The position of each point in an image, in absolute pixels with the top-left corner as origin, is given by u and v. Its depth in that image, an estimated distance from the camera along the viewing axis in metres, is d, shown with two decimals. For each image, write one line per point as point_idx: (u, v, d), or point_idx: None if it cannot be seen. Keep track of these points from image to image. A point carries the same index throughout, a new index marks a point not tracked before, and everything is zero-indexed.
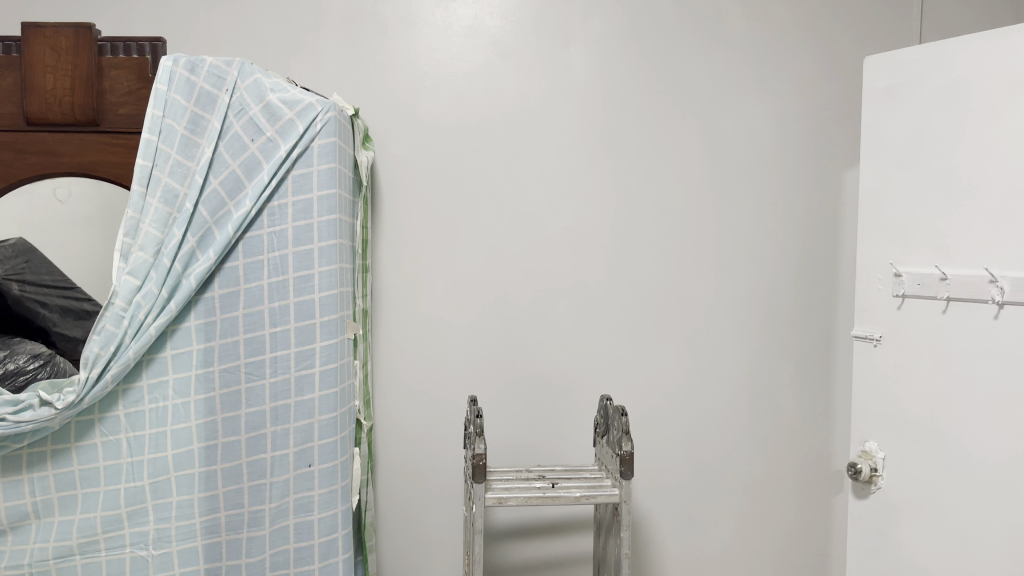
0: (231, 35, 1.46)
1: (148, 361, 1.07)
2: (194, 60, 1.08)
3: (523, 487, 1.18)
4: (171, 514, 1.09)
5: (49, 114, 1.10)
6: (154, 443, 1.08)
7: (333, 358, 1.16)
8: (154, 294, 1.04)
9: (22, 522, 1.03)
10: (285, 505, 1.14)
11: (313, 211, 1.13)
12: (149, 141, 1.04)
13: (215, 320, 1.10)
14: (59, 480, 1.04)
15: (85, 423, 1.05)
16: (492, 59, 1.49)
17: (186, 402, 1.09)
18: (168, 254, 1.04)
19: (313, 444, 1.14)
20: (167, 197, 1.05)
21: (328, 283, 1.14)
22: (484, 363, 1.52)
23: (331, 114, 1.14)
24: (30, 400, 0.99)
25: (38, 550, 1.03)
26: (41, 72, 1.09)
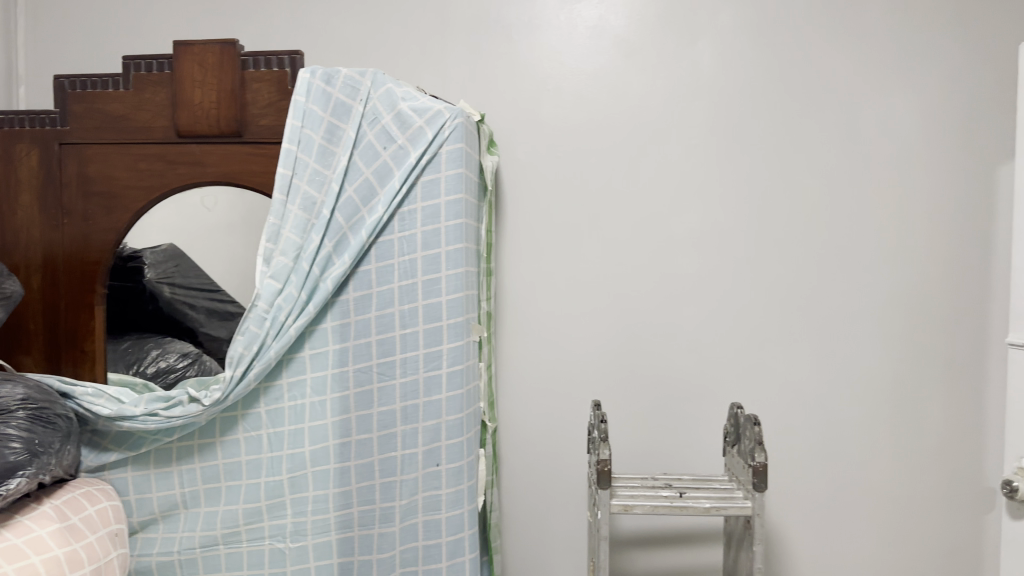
0: (363, 47, 1.50)
1: (288, 360, 1.13)
2: (330, 71, 1.12)
3: (649, 496, 1.16)
4: (307, 508, 1.14)
5: (197, 127, 1.14)
6: (293, 439, 1.14)
7: (460, 359, 1.15)
8: (294, 296, 1.09)
9: (173, 511, 1.15)
10: (414, 502, 1.15)
11: (441, 215, 1.14)
12: (289, 151, 1.10)
13: (350, 321, 1.14)
14: (205, 472, 1.14)
15: (230, 418, 1.14)
16: (617, 59, 1.47)
17: (322, 400, 1.14)
18: (307, 259, 1.09)
19: (440, 444, 1.15)
20: (306, 204, 1.10)
21: (455, 286, 1.14)
22: (607, 367, 1.51)
23: (460, 120, 1.14)
24: (180, 397, 1.10)
25: (187, 538, 1.14)
26: (190, 87, 1.14)
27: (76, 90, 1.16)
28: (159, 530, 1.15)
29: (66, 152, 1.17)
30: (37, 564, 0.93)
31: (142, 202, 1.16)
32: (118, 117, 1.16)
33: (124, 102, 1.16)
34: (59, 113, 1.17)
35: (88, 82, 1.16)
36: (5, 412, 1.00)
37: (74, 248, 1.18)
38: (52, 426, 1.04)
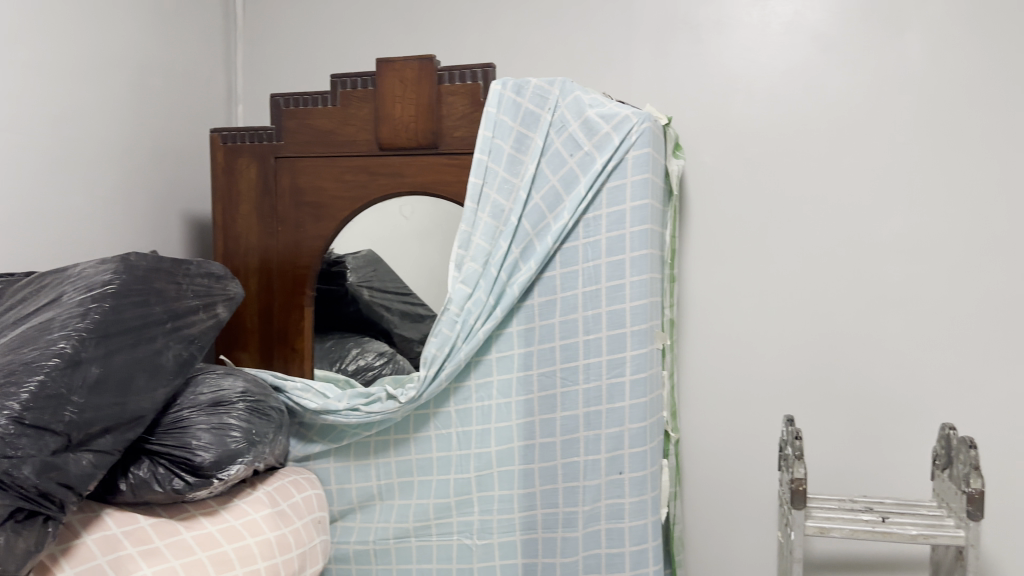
0: (549, 56, 1.53)
1: (476, 362, 1.18)
2: (521, 82, 1.15)
3: (849, 519, 1.11)
4: (493, 507, 1.18)
5: (397, 140, 1.21)
6: (480, 439, 1.18)
7: (644, 367, 1.12)
8: (483, 301, 1.13)
9: (369, 502, 1.23)
10: (597, 509, 1.15)
11: (626, 221, 1.12)
12: (480, 161, 1.14)
13: (534, 326, 1.16)
14: (399, 467, 1.21)
15: (423, 416, 1.20)
16: (813, 56, 1.40)
17: (508, 401, 1.17)
18: (495, 264, 1.12)
19: (623, 452, 1.13)
20: (495, 212, 1.14)
21: (639, 293, 1.12)
22: (797, 378, 1.44)
23: (647, 124, 1.12)
24: (378, 395, 1.18)
25: (382, 529, 1.22)
26: (391, 102, 1.20)
27: (290, 107, 1.27)
28: (356, 520, 1.24)
29: (280, 165, 1.28)
30: (251, 545, 1.03)
31: (347, 211, 1.26)
32: (328, 132, 1.25)
33: (332, 118, 1.24)
34: (275, 129, 1.28)
35: (300, 99, 1.26)
36: (227, 404, 1.10)
37: (287, 253, 1.29)
38: (267, 417, 1.14)
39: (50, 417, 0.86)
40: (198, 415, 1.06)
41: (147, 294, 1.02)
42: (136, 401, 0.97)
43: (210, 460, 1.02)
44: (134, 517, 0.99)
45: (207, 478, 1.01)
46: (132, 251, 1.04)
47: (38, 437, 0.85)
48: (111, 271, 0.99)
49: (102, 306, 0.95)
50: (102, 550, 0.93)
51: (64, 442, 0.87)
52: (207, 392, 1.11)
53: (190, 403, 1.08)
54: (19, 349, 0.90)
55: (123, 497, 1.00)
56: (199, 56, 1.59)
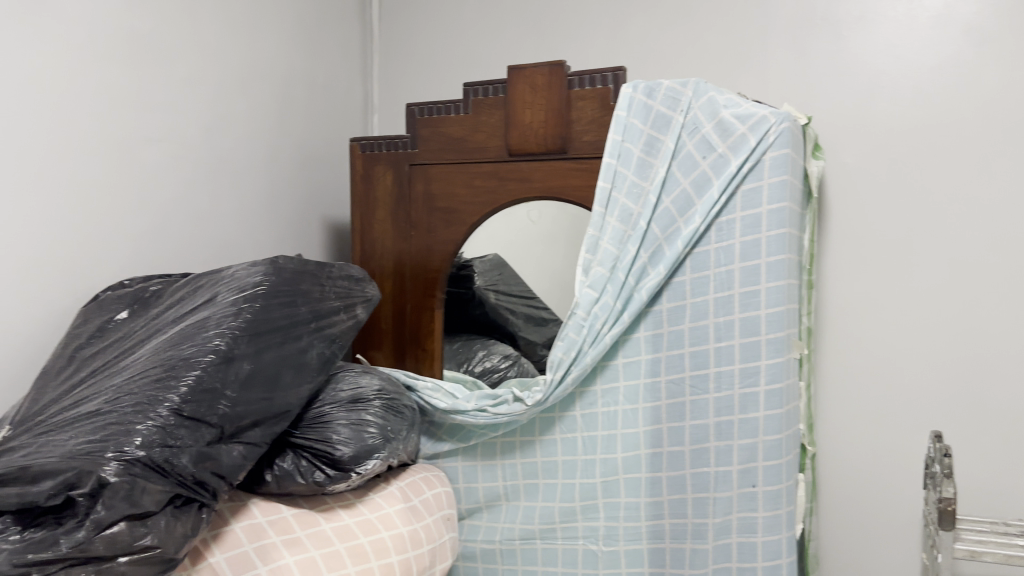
0: (679, 57, 1.51)
1: (603, 367, 1.17)
2: (652, 84, 1.14)
3: (1001, 543, 1.08)
4: (619, 514, 1.18)
5: (527, 145, 1.21)
6: (606, 444, 1.17)
7: (780, 378, 1.08)
8: (610, 305, 1.12)
9: (496, 502, 1.25)
10: (728, 522, 1.12)
11: (762, 225, 1.08)
12: (610, 164, 1.14)
13: (663, 332, 1.15)
14: (525, 469, 1.23)
15: (548, 419, 1.21)
16: (966, 51, 1.31)
17: (635, 408, 1.16)
18: (623, 269, 1.12)
19: (757, 465, 1.09)
20: (623, 216, 1.14)
21: (775, 300, 1.07)
22: (945, 392, 1.35)
23: (786, 124, 1.07)
24: (506, 396, 1.19)
25: (508, 529, 1.24)
26: (522, 108, 1.21)
27: (424, 116, 1.31)
28: (483, 519, 1.27)
29: (414, 172, 1.33)
30: (385, 539, 1.07)
31: (478, 216, 1.28)
32: (459, 139, 1.28)
33: (464, 125, 1.27)
34: (410, 137, 1.32)
35: (434, 108, 1.30)
36: (364, 401, 1.15)
37: (419, 257, 1.33)
38: (401, 415, 1.18)
39: (206, 409, 0.92)
40: (337, 411, 1.11)
41: (294, 295, 1.08)
42: (282, 396, 1.03)
43: (349, 455, 1.06)
44: (277, 507, 1.05)
45: (346, 471, 1.06)
46: (280, 255, 1.10)
47: (195, 428, 0.91)
48: (262, 273, 1.06)
49: (253, 306, 1.01)
50: (249, 538, 0.99)
51: (217, 433, 0.94)
52: (346, 389, 1.16)
53: (330, 399, 1.13)
54: (179, 344, 0.97)
55: (268, 487, 1.05)
56: (338, 68, 1.67)
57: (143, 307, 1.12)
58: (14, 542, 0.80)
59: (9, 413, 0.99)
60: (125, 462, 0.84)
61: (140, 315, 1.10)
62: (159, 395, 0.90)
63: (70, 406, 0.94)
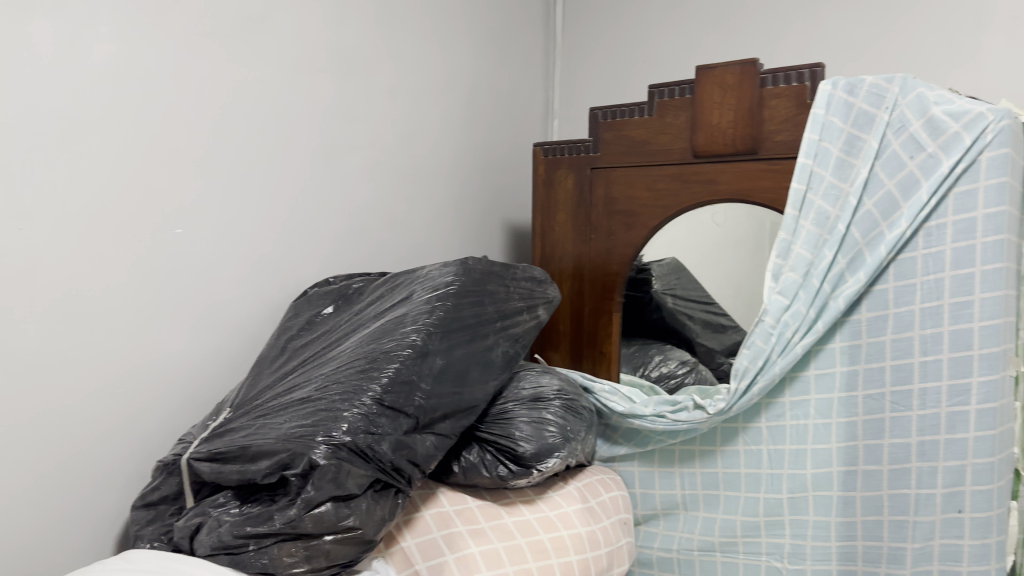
0: (880, 53, 1.44)
1: (792, 379, 1.13)
2: (854, 81, 1.08)
3: None
4: (807, 532, 1.13)
5: (714, 146, 1.19)
6: (794, 459, 1.13)
7: (994, 398, 0.99)
8: (803, 313, 1.08)
9: (674, 510, 1.24)
10: (929, 548, 1.04)
11: (977, 230, 1.00)
12: (805, 165, 1.10)
13: (861, 343, 1.09)
14: (705, 479, 1.21)
15: (732, 430, 1.18)
16: None
17: (827, 423, 1.11)
18: (818, 275, 1.07)
19: (964, 489, 1.01)
20: (819, 219, 1.09)
21: (991, 312, 0.99)
22: None
23: (1008, 121, 0.98)
24: (686, 403, 1.17)
25: (686, 539, 1.23)
26: (710, 109, 1.18)
27: (608, 119, 1.31)
28: (659, 526, 1.26)
29: (596, 175, 1.33)
30: (566, 538, 1.08)
31: (659, 219, 1.27)
32: (643, 141, 1.27)
33: (649, 127, 1.26)
34: (592, 141, 1.33)
35: (618, 111, 1.30)
36: (546, 400, 1.16)
37: (599, 260, 1.34)
38: (580, 416, 1.18)
39: (404, 400, 0.97)
40: (519, 409, 1.13)
41: (481, 294, 1.11)
42: (471, 391, 1.07)
43: (531, 452, 1.06)
44: (463, 498, 1.09)
45: (528, 468, 1.06)
46: (469, 256, 1.14)
47: (394, 418, 0.95)
48: (453, 273, 1.10)
49: (446, 304, 1.05)
50: (437, 526, 1.03)
51: (413, 423, 0.98)
52: (528, 388, 1.18)
53: (513, 397, 1.16)
54: (379, 339, 1.02)
55: (455, 478, 1.09)
56: (521, 75, 1.72)
57: (346, 303, 1.19)
58: (238, 515, 0.91)
59: (229, 397, 1.08)
60: (333, 447, 0.89)
61: (343, 310, 1.17)
62: (362, 385, 0.95)
63: (284, 392, 1.01)
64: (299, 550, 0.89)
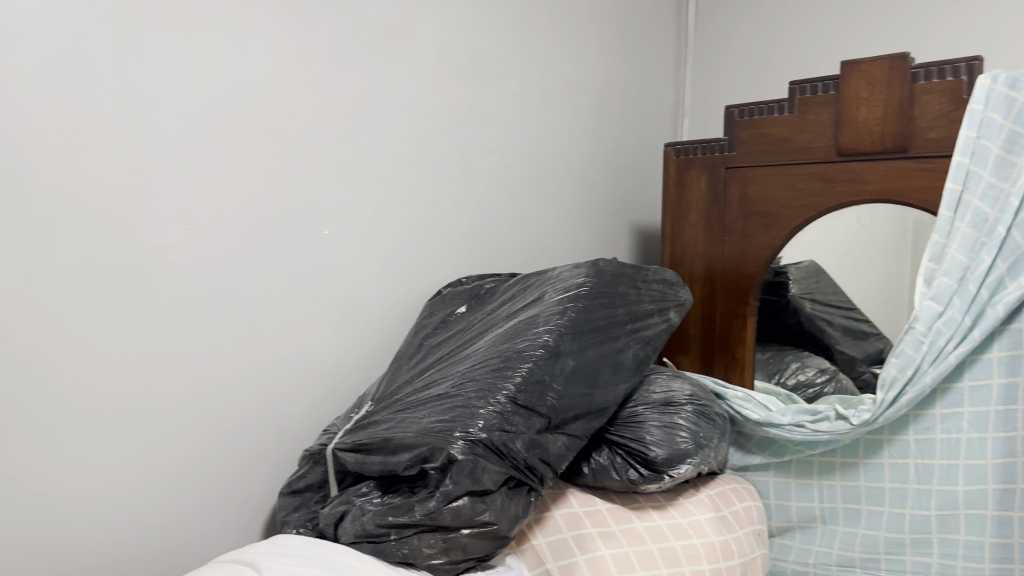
0: None
1: (943, 390, 1.07)
2: (1016, 73, 1.00)
3: None
4: (958, 552, 1.06)
5: (860, 145, 1.14)
6: (944, 474, 1.07)
7: None
8: (957, 321, 1.02)
9: (811, 523, 1.20)
10: None
11: None
12: (960, 163, 1.03)
13: (1022, 354, 1.01)
14: (846, 492, 1.16)
15: (876, 442, 1.13)
16: None
17: (983, 437, 1.04)
18: (974, 280, 1.01)
19: None
20: (976, 221, 1.02)
21: None
22: None
23: None
24: (827, 413, 1.13)
25: (823, 553, 1.19)
26: (856, 105, 1.14)
27: (744, 117, 1.28)
28: (795, 540, 1.23)
29: (730, 176, 1.30)
30: (698, 546, 1.05)
31: (798, 220, 1.23)
32: (783, 140, 1.23)
33: (788, 125, 1.22)
34: (728, 140, 1.30)
35: (755, 109, 1.27)
36: (678, 405, 1.14)
37: (733, 262, 1.31)
38: (713, 422, 1.15)
39: (537, 400, 0.96)
40: (651, 413, 1.11)
41: (613, 296, 1.11)
42: (602, 394, 1.04)
43: (663, 457, 1.04)
44: (593, 500, 1.08)
45: (660, 473, 1.04)
46: (600, 257, 1.14)
47: (527, 417, 0.95)
48: (585, 274, 1.10)
49: (577, 305, 1.05)
50: (568, 526, 1.03)
51: (546, 423, 0.97)
52: (659, 392, 1.16)
53: (644, 400, 1.14)
54: (512, 339, 1.03)
55: (586, 480, 1.09)
56: (651, 76, 1.71)
57: (478, 303, 1.21)
58: (380, 505, 0.94)
59: (370, 391, 1.13)
60: (470, 442, 0.90)
61: (476, 310, 1.19)
62: (496, 383, 0.96)
63: (422, 389, 1.04)
64: (438, 542, 0.91)
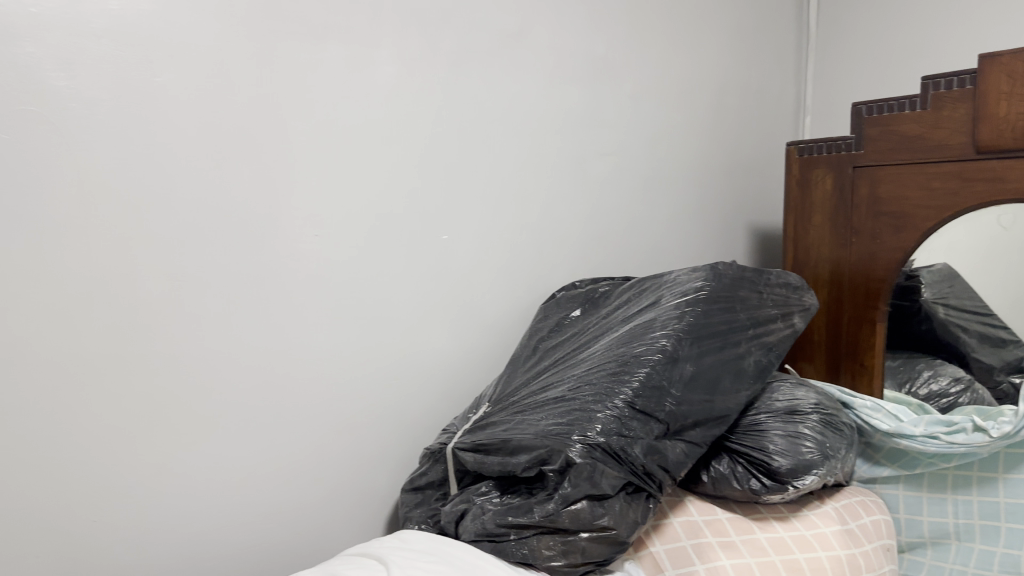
0: None
1: None
2: None
3: None
4: None
5: (1001, 141, 1.07)
6: None
7: None
8: None
9: (944, 539, 1.14)
10: None
11: None
12: None
13: None
14: (983, 508, 1.10)
15: (1017, 456, 1.07)
16: None
17: None
18: None
19: None
20: None
21: None
22: None
23: None
24: (963, 424, 1.09)
25: (958, 572, 1.13)
26: (995, 99, 1.07)
27: (873, 114, 1.23)
28: (927, 556, 1.16)
29: (859, 175, 1.26)
30: (823, 559, 1.01)
31: (931, 222, 1.17)
32: (915, 137, 1.17)
33: (921, 122, 1.16)
34: (855, 138, 1.26)
35: (885, 106, 1.21)
36: (802, 413, 1.11)
37: (861, 265, 1.27)
38: (840, 432, 1.11)
39: (655, 405, 0.95)
40: (774, 421, 1.08)
41: (733, 300, 1.08)
42: (722, 400, 1.03)
43: (787, 467, 1.02)
44: (713, 509, 1.06)
45: (784, 484, 1.02)
46: (720, 261, 1.12)
47: (645, 422, 0.94)
48: (704, 278, 1.08)
49: (696, 310, 1.03)
50: (686, 534, 1.02)
51: (664, 429, 0.95)
52: (781, 400, 1.13)
53: (766, 409, 1.11)
54: (628, 342, 1.02)
55: (704, 488, 1.07)
56: (770, 73, 1.67)
57: (593, 306, 1.21)
58: (499, 505, 0.95)
59: (487, 392, 1.15)
60: (588, 446, 0.90)
61: (591, 313, 1.19)
62: (614, 388, 0.96)
63: (539, 391, 1.05)
64: (557, 544, 0.91)
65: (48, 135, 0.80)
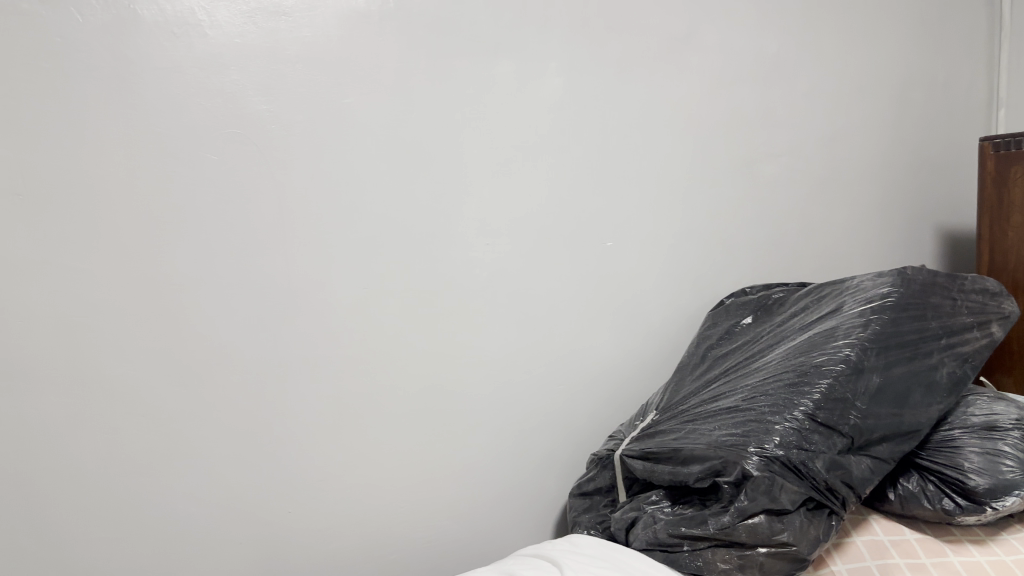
0: None
1: None
2: None
3: None
4: None
5: None
6: None
7: None
8: None
9: None
10: None
11: None
12: None
13: None
14: None
15: None
16: None
17: None
18: None
19: None
20: None
21: None
22: None
23: None
24: None
25: None
26: None
27: None
28: None
29: None
30: None
31: None
32: None
33: None
34: None
35: None
36: (1002, 430, 1.03)
37: None
38: None
39: (838, 418, 0.91)
40: (969, 438, 1.02)
41: (924, 308, 1.02)
42: (912, 414, 0.97)
43: (985, 487, 0.95)
44: (901, 529, 1.01)
45: (981, 505, 0.95)
46: (908, 266, 1.06)
47: (828, 436, 0.90)
48: (890, 284, 1.02)
49: (882, 318, 0.99)
50: (872, 554, 0.97)
51: (848, 443, 0.91)
52: (979, 415, 1.06)
53: (961, 424, 1.04)
54: (808, 352, 0.98)
55: (891, 506, 1.02)
56: (956, 63, 1.55)
57: (765, 313, 1.18)
58: (671, 515, 0.94)
59: (655, 400, 1.14)
60: (766, 459, 0.87)
61: (764, 320, 1.16)
62: (792, 399, 0.93)
63: (710, 400, 1.03)
64: (733, 558, 0.89)
65: (251, 156, 0.86)
